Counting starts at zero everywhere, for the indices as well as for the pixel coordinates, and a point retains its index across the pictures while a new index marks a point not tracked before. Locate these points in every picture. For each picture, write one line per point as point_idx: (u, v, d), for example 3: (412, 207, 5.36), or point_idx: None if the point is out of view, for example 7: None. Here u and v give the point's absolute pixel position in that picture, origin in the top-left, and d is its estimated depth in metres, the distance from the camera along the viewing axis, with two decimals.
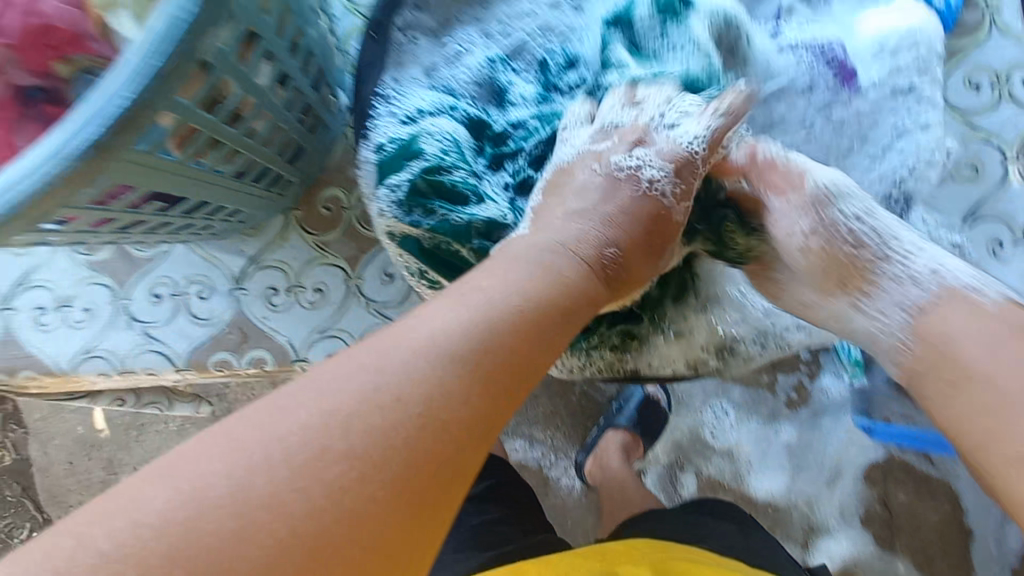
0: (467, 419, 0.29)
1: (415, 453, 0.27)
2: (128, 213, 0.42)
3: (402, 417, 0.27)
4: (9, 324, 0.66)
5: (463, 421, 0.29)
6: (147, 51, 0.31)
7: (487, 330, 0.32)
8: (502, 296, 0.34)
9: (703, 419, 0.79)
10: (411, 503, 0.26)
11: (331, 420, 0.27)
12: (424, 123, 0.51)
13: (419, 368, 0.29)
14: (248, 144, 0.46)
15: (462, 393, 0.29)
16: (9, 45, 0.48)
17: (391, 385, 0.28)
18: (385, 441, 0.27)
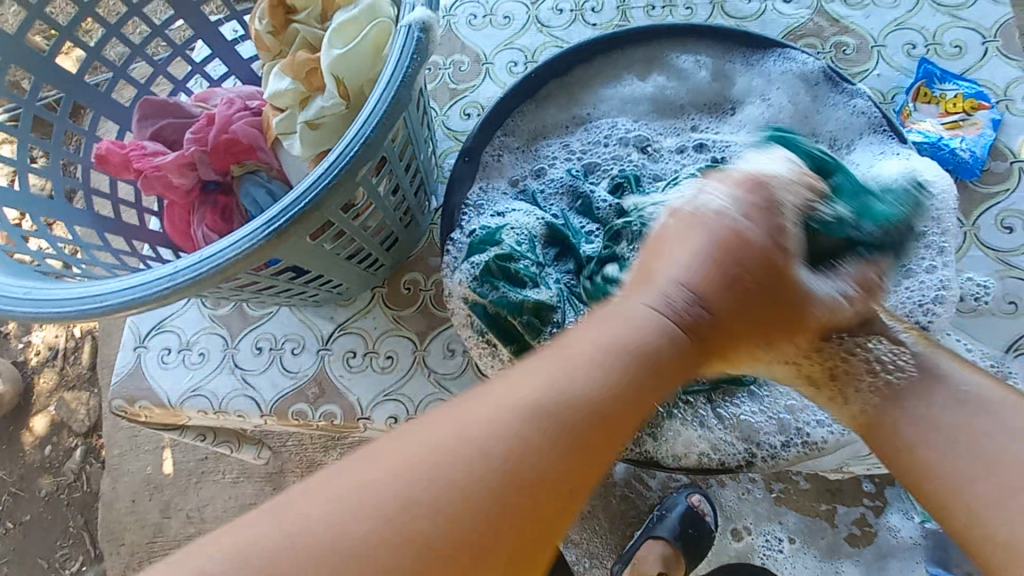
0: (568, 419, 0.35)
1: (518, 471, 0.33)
2: (265, 277, 0.54)
3: (507, 482, 0.32)
4: (139, 360, 0.78)
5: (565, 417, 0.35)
6: (327, 171, 0.41)
7: (579, 401, 0.35)
8: (563, 376, 0.36)
9: (763, 542, 1.07)
10: (424, 503, 0.31)
11: (409, 490, 0.31)
12: (506, 218, 0.63)
13: (534, 454, 0.33)
14: (361, 232, 0.58)
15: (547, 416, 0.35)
16: (206, 152, 0.65)
17: (477, 466, 0.32)
18: (483, 507, 0.31)
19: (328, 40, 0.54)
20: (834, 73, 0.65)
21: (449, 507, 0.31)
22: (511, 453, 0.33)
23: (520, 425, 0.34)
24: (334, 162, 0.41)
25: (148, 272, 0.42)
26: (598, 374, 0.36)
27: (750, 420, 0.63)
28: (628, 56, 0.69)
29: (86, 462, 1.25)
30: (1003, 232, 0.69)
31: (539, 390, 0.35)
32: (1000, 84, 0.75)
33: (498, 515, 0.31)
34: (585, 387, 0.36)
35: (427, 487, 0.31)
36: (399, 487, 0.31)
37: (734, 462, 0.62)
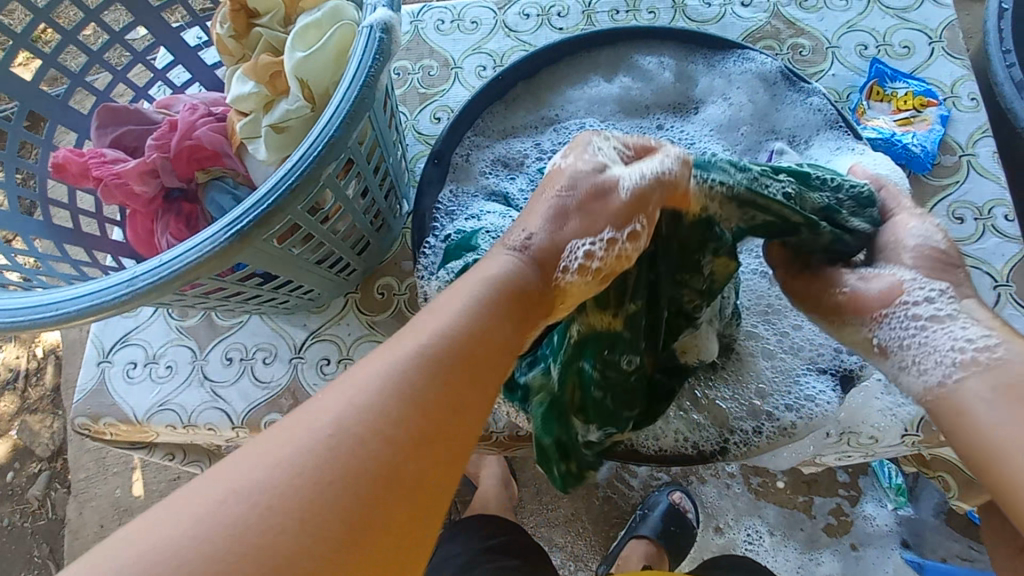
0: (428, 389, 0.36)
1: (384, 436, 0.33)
2: (232, 282, 0.53)
3: (377, 433, 0.33)
4: (103, 375, 0.76)
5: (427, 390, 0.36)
6: (290, 171, 0.41)
7: (444, 346, 0.38)
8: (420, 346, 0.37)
9: (745, 537, 1.09)
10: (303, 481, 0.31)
11: (283, 477, 0.31)
12: (477, 219, 0.63)
13: (370, 425, 0.33)
14: (330, 235, 0.57)
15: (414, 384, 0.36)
16: (168, 158, 0.63)
17: (360, 404, 0.34)
18: (366, 479, 0.32)
19: (291, 43, 0.54)
20: (792, 73, 0.67)
21: (330, 475, 0.31)
22: (354, 421, 0.33)
23: (381, 391, 0.35)
24: (300, 160, 0.41)
25: (105, 278, 0.41)
26: (442, 329, 0.39)
27: (725, 407, 0.64)
28: (593, 59, 0.70)
29: (50, 487, 1.20)
30: (956, 224, 0.72)
31: (385, 371, 0.35)
32: (946, 82, 0.78)
33: (370, 473, 0.32)
34: (413, 343, 0.37)
35: (289, 468, 0.31)
36: (280, 472, 0.31)
37: (710, 450, 0.62)
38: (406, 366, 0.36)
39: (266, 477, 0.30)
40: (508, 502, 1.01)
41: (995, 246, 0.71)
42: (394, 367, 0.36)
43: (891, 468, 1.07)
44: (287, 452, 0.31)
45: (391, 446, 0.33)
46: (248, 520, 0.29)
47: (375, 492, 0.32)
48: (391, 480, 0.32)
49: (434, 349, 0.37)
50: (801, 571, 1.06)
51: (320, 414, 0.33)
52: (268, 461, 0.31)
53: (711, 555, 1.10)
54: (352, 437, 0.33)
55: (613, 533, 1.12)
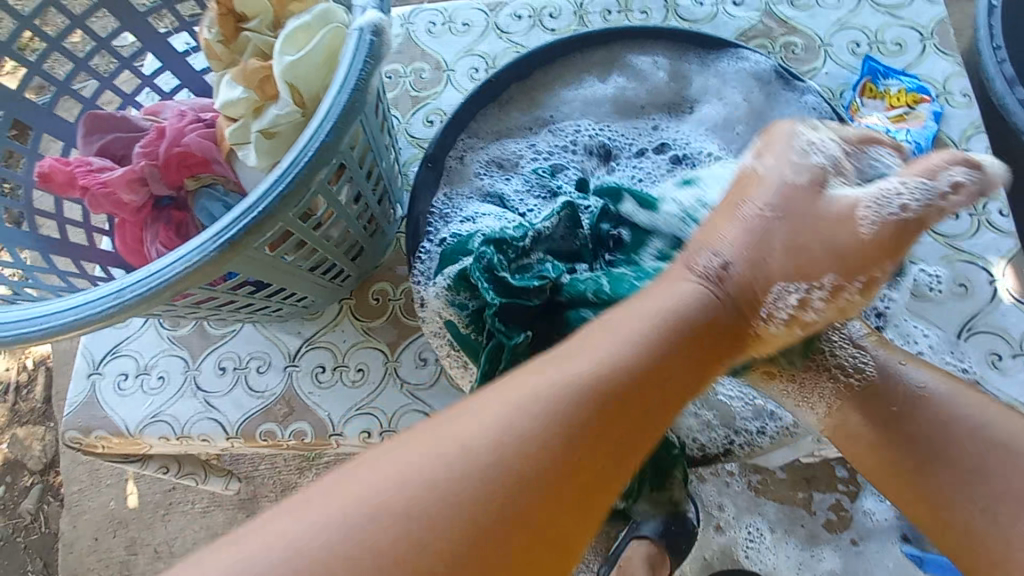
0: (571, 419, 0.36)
1: (534, 463, 0.35)
2: (223, 291, 0.52)
3: (536, 456, 0.35)
4: (94, 387, 0.74)
5: (570, 419, 0.36)
6: (281, 177, 0.40)
7: (596, 380, 0.38)
8: (573, 378, 0.38)
9: (745, 535, 1.09)
10: (441, 495, 0.33)
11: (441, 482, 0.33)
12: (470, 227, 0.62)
13: (534, 450, 0.35)
14: (323, 241, 0.56)
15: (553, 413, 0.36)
16: (157, 166, 0.62)
17: (532, 425, 0.36)
18: (522, 498, 0.34)
19: (279, 48, 0.53)
20: (785, 72, 0.66)
21: (484, 492, 0.33)
22: (544, 450, 0.35)
23: (556, 414, 0.36)
24: (295, 165, 0.40)
25: (92, 291, 0.39)
26: (602, 367, 0.39)
27: (731, 405, 0.64)
28: (586, 60, 0.70)
29: (43, 501, 1.18)
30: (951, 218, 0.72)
31: (561, 384, 0.38)
32: (939, 78, 0.79)
33: (515, 505, 0.33)
34: (580, 372, 0.39)
35: (470, 475, 0.33)
36: (441, 471, 0.33)
37: (714, 451, 0.62)
38: (582, 394, 0.38)
39: (418, 478, 0.33)
40: None
41: (991, 240, 0.71)
42: (560, 386, 0.38)
43: None
44: (456, 461, 0.34)
45: (535, 479, 0.34)
46: (397, 524, 0.31)
47: (512, 524, 0.33)
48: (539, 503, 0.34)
49: (603, 384, 0.38)
50: (802, 568, 1.06)
51: (477, 423, 0.36)
52: (445, 460, 0.34)
53: (712, 553, 1.09)
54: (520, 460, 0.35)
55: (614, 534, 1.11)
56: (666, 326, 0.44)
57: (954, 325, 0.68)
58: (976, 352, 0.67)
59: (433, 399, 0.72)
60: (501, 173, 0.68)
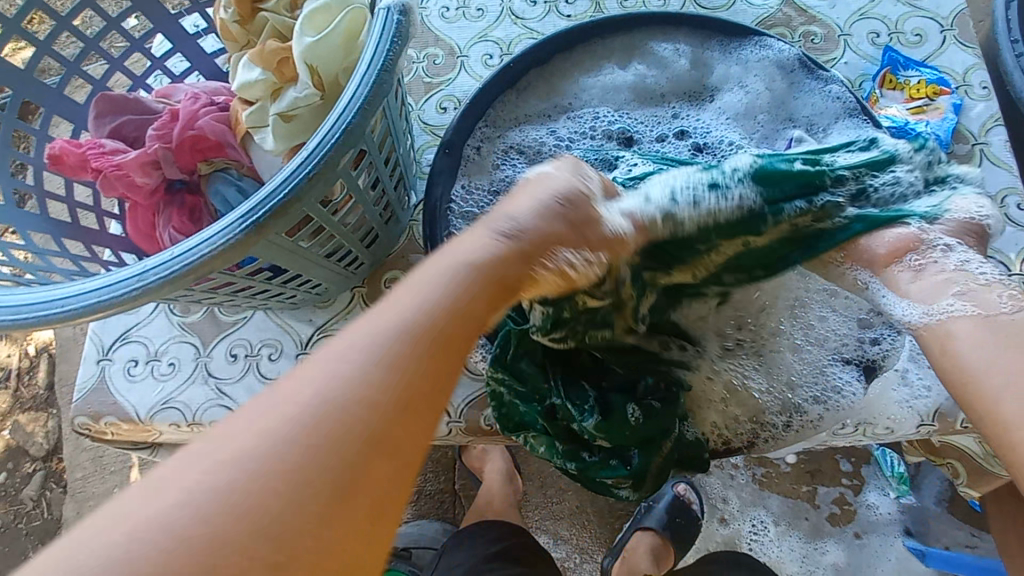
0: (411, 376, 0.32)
1: (328, 432, 0.29)
2: (240, 277, 0.51)
3: (348, 426, 0.30)
4: (104, 373, 0.74)
5: (408, 378, 0.32)
6: (306, 160, 0.39)
7: (424, 325, 0.34)
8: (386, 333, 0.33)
9: (749, 527, 1.09)
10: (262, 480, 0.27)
11: (254, 469, 0.28)
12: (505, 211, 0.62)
13: (362, 420, 0.30)
14: (341, 228, 0.56)
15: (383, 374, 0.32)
16: (171, 149, 0.62)
17: (350, 388, 0.31)
18: (343, 467, 0.29)
19: (299, 29, 0.52)
20: (808, 60, 0.66)
21: (295, 460, 0.28)
22: (371, 400, 0.31)
23: (381, 357, 0.32)
24: (322, 147, 0.39)
25: (113, 273, 0.39)
26: (429, 292, 0.36)
27: (759, 398, 0.62)
28: (606, 46, 0.69)
29: (45, 488, 1.17)
30: None
31: (376, 329, 0.33)
32: (959, 70, 0.78)
33: (323, 464, 0.29)
34: (399, 313, 0.34)
35: (271, 468, 0.28)
36: (239, 467, 0.28)
37: (738, 443, 0.63)
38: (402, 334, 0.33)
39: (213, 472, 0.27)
40: (513, 496, 1.00)
41: (1009, 235, 0.70)
42: (372, 338, 0.33)
43: (894, 456, 1.07)
44: (255, 450, 0.28)
45: (351, 438, 0.29)
46: (224, 513, 0.26)
47: (338, 497, 0.28)
48: (353, 462, 0.29)
49: (410, 318, 0.34)
50: (806, 561, 1.07)
51: (282, 399, 0.30)
52: (248, 448, 0.28)
53: (715, 545, 1.10)
54: (320, 422, 0.29)
55: (618, 525, 1.11)
56: (502, 239, 0.40)
57: None
58: None
59: None
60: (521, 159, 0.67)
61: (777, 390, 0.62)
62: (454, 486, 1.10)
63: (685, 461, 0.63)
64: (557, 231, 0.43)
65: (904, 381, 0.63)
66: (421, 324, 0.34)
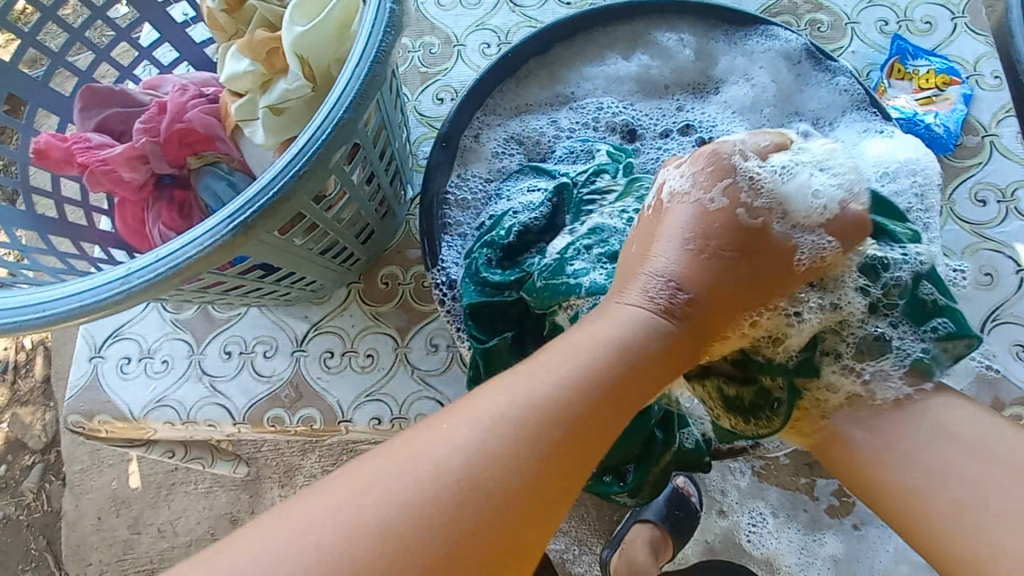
0: (523, 453, 0.31)
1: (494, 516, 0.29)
2: (232, 276, 0.50)
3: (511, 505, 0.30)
4: (96, 371, 0.73)
5: (521, 456, 0.31)
6: (297, 157, 0.37)
7: (542, 396, 0.33)
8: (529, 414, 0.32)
9: (748, 519, 1.09)
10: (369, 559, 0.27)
11: (408, 505, 0.29)
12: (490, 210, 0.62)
13: (519, 456, 0.31)
14: (334, 224, 0.54)
15: (503, 449, 0.31)
16: (158, 142, 0.60)
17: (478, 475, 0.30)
18: (534, 503, 0.31)
19: (289, 18, 0.50)
20: (816, 50, 0.63)
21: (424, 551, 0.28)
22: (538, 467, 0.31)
23: (504, 418, 0.32)
24: (312, 144, 0.37)
25: (99, 275, 0.37)
26: (612, 339, 0.38)
27: None
28: (608, 35, 0.67)
29: (44, 481, 1.17)
30: (977, 205, 0.70)
31: (568, 369, 0.35)
32: (969, 59, 0.76)
33: (545, 497, 0.31)
34: (581, 358, 0.36)
35: (427, 499, 0.29)
36: (389, 499, 0.29)
37: (745, 441, 0.62)
38: (585, 378, 0.35)
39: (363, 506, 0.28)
40: None
41: (1018, 228, 0.69)
42: (554, 382, 0.34)
43: None
44: (411, 479, 0.29)
45: (497, 470, 0.30)
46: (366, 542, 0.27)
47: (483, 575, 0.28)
48: (553, 494, 0.31)
49: (605, 361, 0.36)
50: (804, 552, 1.07)
51: (437, 435, 0.32)
52: (400, 482, 0.29)
53: (713, 537, 1.10)
54: (508, 460, 0.31)
55: (617, 518, 1.12)
56: (680, 290, 0.41)
57: (977, 315, 0.66)
58: (999, 341, 0.66)
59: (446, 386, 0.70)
60: (521, 149, 0.65)
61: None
62: None
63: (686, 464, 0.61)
64: (724, 267, 0.43)
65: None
66: (615, 368, 0.36)
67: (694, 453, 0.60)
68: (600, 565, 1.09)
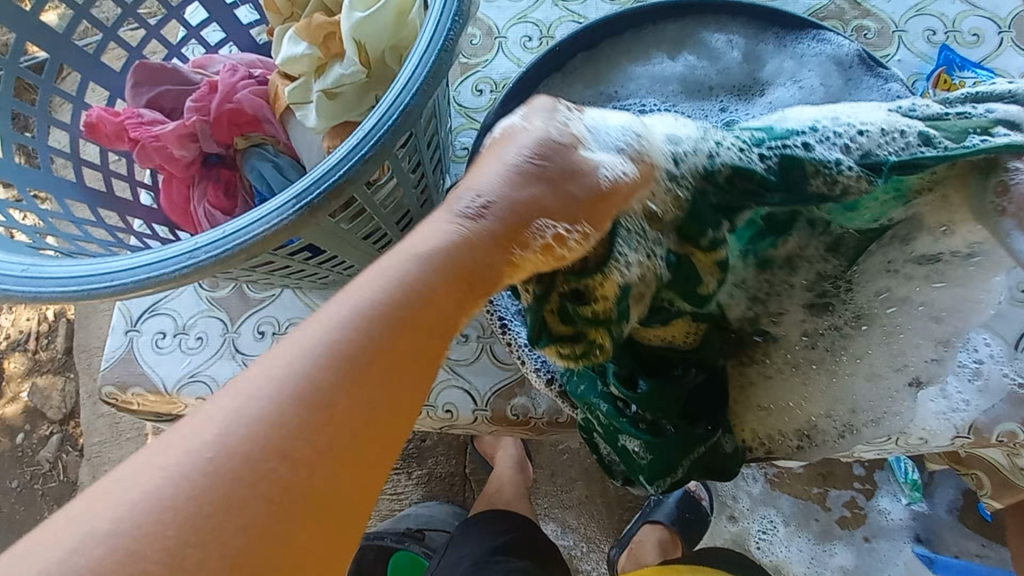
0: (343, 360, 0.30)
1: (310, 421, 0.28)
2: (281, 257, 0.51)
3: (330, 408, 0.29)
4: (131, 344, 0.74)
5: (340, 360, 0.30)
6: (362, 141, 0.38)
7: (380, 298, 0.32)
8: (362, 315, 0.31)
9: (759, 526, 1.09)
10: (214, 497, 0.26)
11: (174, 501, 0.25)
12: None
13: (285, 434, 0.28)
14: (380, 210, 0.55)
15: (330, 360, 0.30)
16: (208, 122, 0.61)
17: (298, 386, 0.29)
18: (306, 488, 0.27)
19: (348, 4, 0.50)
20: (868, 57, 0.62)
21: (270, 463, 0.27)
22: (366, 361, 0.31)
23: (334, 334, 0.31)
24: (380, 128, 0.38)
25: (163, 249, 0.38)
26: (398, 287, 0.33)
27: (812, 412, 0.59)
28: (656, 32, 0.66)
29: (61, 451, 1.19)
30: None
31: (349, 334, 0.31)
32: (1015, 73, 0.75)
33: (331, 483, 0.28)
34: (362, 324, 0.31)
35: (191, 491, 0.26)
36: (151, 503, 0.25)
37: (779, 450, 0.61)
38: (365, 341, 0.31)
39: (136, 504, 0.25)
40: (524, 484, 1.00)
41: None
42: (333, 337, 0.31)
43: (909, 464, 1.06)
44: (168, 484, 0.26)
45: (248, 456, 0.27)
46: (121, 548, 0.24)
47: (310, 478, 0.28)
48: (355, 446, 0.29)
49: (390, 313, 0.32)
50: (814, 562, 1.07)
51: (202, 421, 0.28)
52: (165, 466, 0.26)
53: (722, 542, 1.10)
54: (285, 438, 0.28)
55: (627, 517, 1.12)
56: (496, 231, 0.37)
57: None
58: None
59: (477, 377, 0.69)
60: None
61: (829, 403, 0.59)
62: (465, 470, 1.11)
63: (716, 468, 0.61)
64: (538, 199, 0.39)
65: (942, 394, 0.60)
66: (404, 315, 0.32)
67: (731, 457, 0.60)
68: (608, 563, 1.09)
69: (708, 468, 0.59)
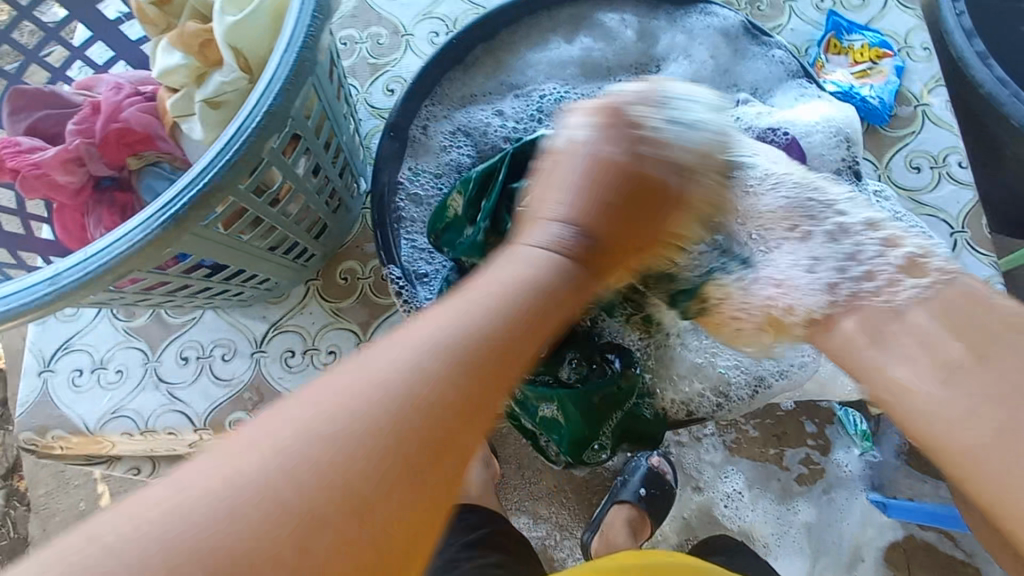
0: (391, 434, 0.26)
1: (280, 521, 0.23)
2: (176, 275, 0.49)
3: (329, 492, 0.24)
4: (47, 386, 0.70)
5: (392, 431, 0.26)
6: (225, 147, 0.37)
7: (475, 335, 0.29)
8: (457, 349, 0.29)
9: (718, 490, 1.12)
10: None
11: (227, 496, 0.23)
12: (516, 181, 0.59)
13: (426, 411, 0.27)
14: (280, 219, 0.53)
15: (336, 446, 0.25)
16: (94, 144, 0.58)
17: (319, 461, 0.24)
18: (406, 434, 0.26)
19: (219, 8, 0.48)
20: (753, 26, 0.65)
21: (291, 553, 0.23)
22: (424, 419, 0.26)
23: (407, 387, 0.27)
24: (246, 136, 0.37)
25: (23, 279, 0.36)
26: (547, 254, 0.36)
27: (722, 369, 0.62)
28: (552, 18, 0.67)
29: (8, 507, 1.11)
30: (902, 170, 0.74)
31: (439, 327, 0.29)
32: (901, 32, 0.78)
33: (381, 498, 0.25)
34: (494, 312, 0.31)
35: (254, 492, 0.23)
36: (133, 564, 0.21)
37: (704, 412, 0.62)
38: (464, 336, 0.29)
39: None
40: (489, 481, 1.00)
41: (950, 192, 0.73)
42: (464, 320, 0.30)
43: (856, 416, 1.10)
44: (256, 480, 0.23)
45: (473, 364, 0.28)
46: (225, 525, 0.22)
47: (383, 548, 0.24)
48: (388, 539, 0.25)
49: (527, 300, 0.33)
50: (779, 521, 1.10)
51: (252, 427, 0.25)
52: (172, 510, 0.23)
53: (690, 512, 1.12)
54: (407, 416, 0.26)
55: (596, 500, 1.13)
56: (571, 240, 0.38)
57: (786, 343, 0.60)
58: None
59: None
60: (467, 135, 0.66)
61: (731, 358, 0.62)
62: None
63: (639, 439, 0.61)
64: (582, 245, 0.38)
65: None
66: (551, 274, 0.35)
67: (654, 423, 0.61)
68: (582, 547, 1.10)
69: (632, 435, 0.60)
